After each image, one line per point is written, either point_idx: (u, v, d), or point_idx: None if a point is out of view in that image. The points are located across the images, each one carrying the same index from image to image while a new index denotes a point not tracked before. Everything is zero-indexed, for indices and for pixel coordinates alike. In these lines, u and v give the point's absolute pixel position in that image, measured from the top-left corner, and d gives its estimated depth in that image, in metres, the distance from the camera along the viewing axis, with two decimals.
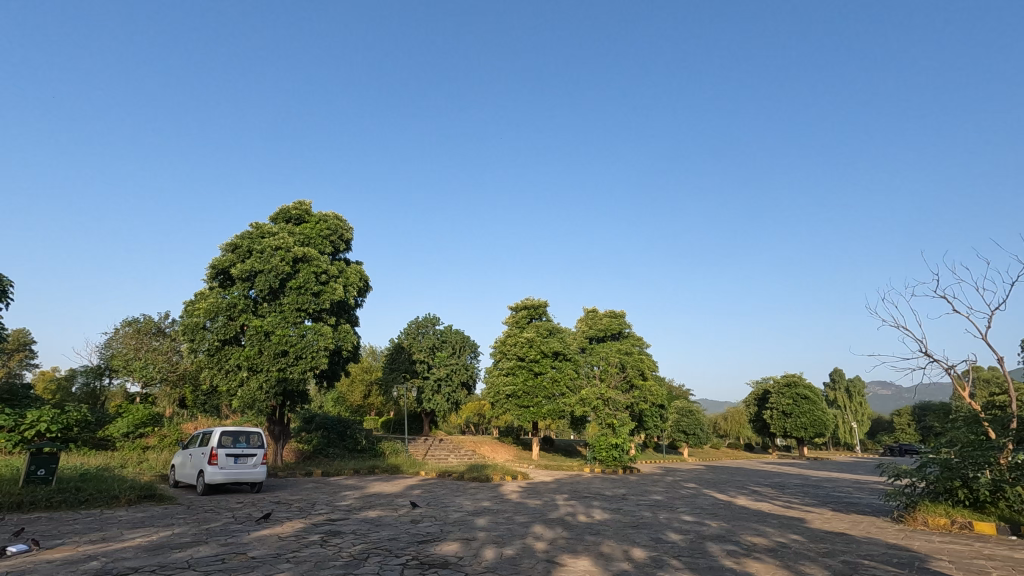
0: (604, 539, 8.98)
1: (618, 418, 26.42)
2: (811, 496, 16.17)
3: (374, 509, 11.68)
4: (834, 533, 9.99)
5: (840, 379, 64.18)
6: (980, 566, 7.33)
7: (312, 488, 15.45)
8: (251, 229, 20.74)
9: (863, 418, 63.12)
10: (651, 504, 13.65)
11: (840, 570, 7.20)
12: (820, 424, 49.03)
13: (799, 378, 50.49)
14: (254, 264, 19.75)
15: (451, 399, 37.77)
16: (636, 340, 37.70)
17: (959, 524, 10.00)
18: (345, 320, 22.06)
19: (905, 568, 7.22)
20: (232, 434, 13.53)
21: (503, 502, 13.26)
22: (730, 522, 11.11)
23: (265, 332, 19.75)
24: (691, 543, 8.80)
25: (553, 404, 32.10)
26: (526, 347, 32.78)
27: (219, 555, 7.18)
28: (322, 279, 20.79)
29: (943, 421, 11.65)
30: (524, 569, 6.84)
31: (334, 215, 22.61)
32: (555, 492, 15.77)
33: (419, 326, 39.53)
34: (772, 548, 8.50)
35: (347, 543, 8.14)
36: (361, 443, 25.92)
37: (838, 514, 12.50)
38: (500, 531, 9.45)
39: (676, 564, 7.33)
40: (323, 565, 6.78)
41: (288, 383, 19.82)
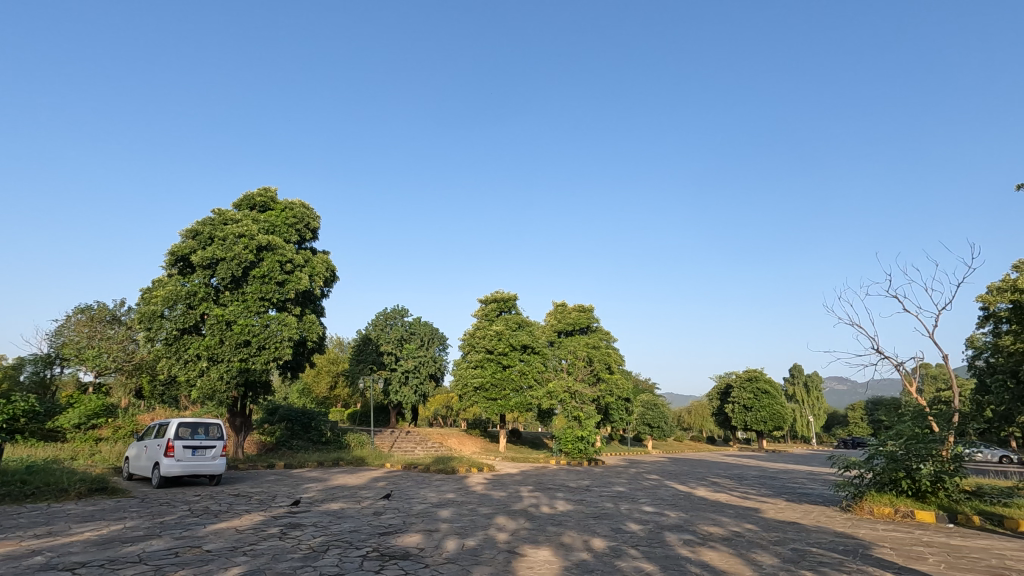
0: (565, 529, 9.11)
1: (585, 411, 26.85)
2: (767, 487, 16.76)
3: (336, 501, 11.59)
4: (786, 522, 10.39)
5: (799, 375, 66.31)
6: (920, 552, 7.73)
7: (274, 481, 15.25)
8: (213, 216, 20.15)
9: (820, 411, 65.59)
10: (613, 495, 13.91)
11: (790, 557, 7.50)
12: (778, 417, 50.68)
13: (760, 373, 51.95)
14: (215, 252, 19.14)
15: (418, 391, 37.39)
16: (604, 333, 38.13)
17: (902, 513, 10.50)
18: (311, 311, 21.76)
19: (849, 555, 7.57)
20: (190, 425, 13.20)
21: (467, 494, 13.32)
22: (689, 512, 11.41)
23: (227, 321, 19.20)
24: (650, 533, 9.02)
25: (520, 397, 32.32)
26: (495, 340, 32.81)
27: (172, 548, 7.01)
28: (288, 269, 20.42)
29: (891, 416, 11.91)
30: (486, 560, 6.88)
31: (300, 202, 22.17)
32: (520, 484, 15.93)
33: (388, 317, 39.29)
34: (727, 538, 8.76)
35: (307, 535, 8.06)
36: (326, 435, 25.63)
37: (791, 504, 12.97)
38: (463, 522, 9.50)
39: (634, 553, 7.52)
40: (280, 557, 6.69)
41: (251, 374, 19.45)
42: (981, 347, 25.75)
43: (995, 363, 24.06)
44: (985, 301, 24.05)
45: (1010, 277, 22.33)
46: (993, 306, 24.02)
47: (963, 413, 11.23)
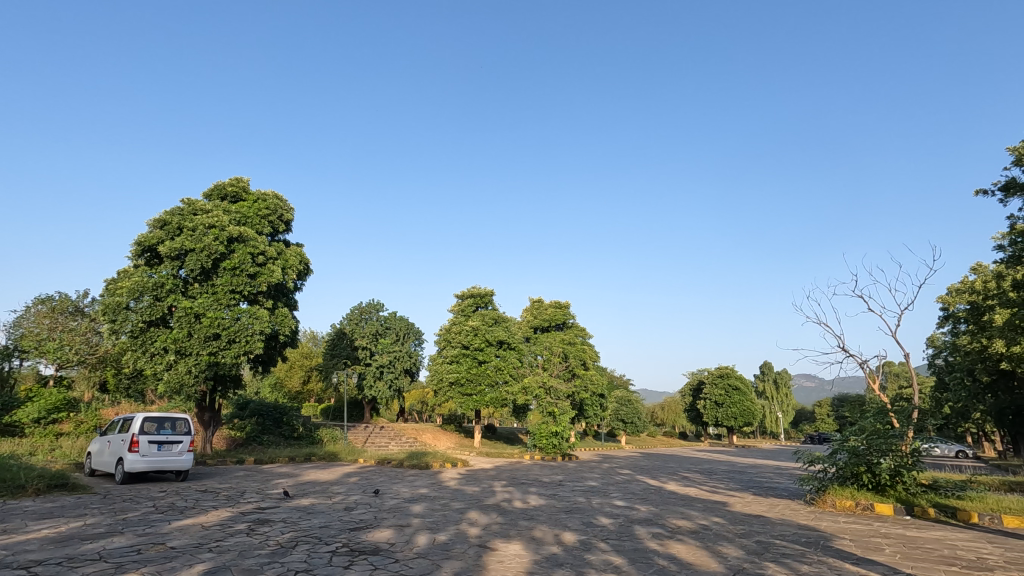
0: (537, 524, 9.19)
1: (559, 406, 27.05)
2: (735, 481, 17.18)
3: (306, 497, 11.45)
4: (752, 515, 10.64)
5: (769, 372, 67.85)
6: (877, 544, 8.02)
7: (243, 476, 15.01)
8: (182, 206, 19.64)
9: (788, 408, 67.22)
10: (585, 490, 14.07)
11: (754, 549, 7.70)
12: (748, 413, 51.80)
13: (732, 369, 53.03)
14: (184, 243, 18.64)
15: (393, 386, 37.11)
16: (579, 330, 38.38)
17: (863, 505, 10.86)
18: (283, 304, 21.44)
19: (811, 547, 7.80)
20: (155, 420, 12.86)
21: (440, 489, 13.33)
22: (659, 506, 11.60)
23: (195, 314, 18.76)
24: (620, 527, 9.16)
25: (496, 392, 32.38)
26: (471, 335, 32.73)
27: (135, 546, 6.85)
28: (259, 261, 20.06)
29: (855, 412, 12.23)
30: (456, 554, 6.90)
31: (273, 193, 21.77)
32: (493, 479, 15.98)
33: (363, 312, 38.85)
34: (694, 531, 8.94)
35: (276, 531, 7.96)
36: (298, 430, 25.30)
37: (757, 498, 13.30)
38: (435, 517, 9.50)
39: (604, 547, 7.63)
40: (247, 554, 6.61)
41: (220, 368, 19.08)
42: (940, 346, 26.77)
43: (953, 362, 25.01)
44: (945, 302, 25.00)
45: (968, 279, 23.28)
46: (952, 307, 25.01)
47: (922, 410, 11.70)
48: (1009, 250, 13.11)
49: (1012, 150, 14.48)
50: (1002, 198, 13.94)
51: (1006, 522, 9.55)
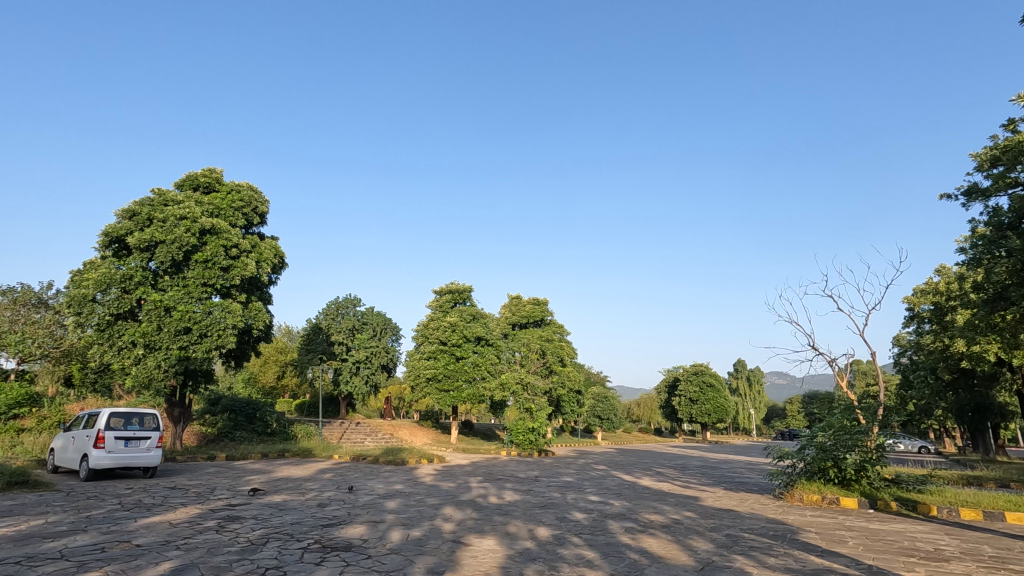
0: (511, 519, 9.22)
1: (536, 403, 27.17)
2: (707, 477, 17.51)
3: (279, 493, 11.31)
4: (723, 510, 10.85)
5: (743, 369, 69.11)
6: (842, 536, 8.26)
7: (213, 473, 14.76)
8: (152, 195, 19.14)
9: (760, 405, 68.56)
10: (560, 485, 14.19)
11: (724, 542, 7.86)
12: (722, 410, 52.71)
13: (706, 367, 53.90)
14: (154, 234, 18.16)
15: (370, 381, 36.80)
16: (557, 327, 38.54)
17: (829, 499, 11.17)
18: (257, 298, 21.12)
19: (778, 540, 7.98)
20: (123, 416, 12.55)
21: (415, 485, 13.29)
22: (632, 501, 11.73)
23: (165, 307, 18.31)
24: (593, 521, 9.25)
25: (473, 388, 32.32)
26: (449, 331, 32.62)
27: (99, 543, 6.69)
28: (232, 254, 19.69)
29: (823, 408, 12.50)
30: (430, 550, 6.89)
31: (248, 185, 21.38)
32: (469, 475, 15.99)
33: (339, 307, 38.37)
34: (666, 525, 9.08)
35: (246, 528, 7.84)
36: (271, 426, 24.87)
37: (728, 492, 13.55)
38: (409, 513, 9.48)
39: (577, 541, 7.71)
40: (216, 551, 6.51)
41: (191, 363, 18.68)
42: (905, 345, 27.61)
43: (917, 360, 25.83)
44: (910, 302, 25.80)
45: (933, 280, 24.03)
46: (917, 307, 25.82)
47: (886, 406, 12.05)
48: (970, 252, 13.60)
49: (975, 156, 15.03)
50: (964, 201, 14.46)
51: (962, 514, 9.93)
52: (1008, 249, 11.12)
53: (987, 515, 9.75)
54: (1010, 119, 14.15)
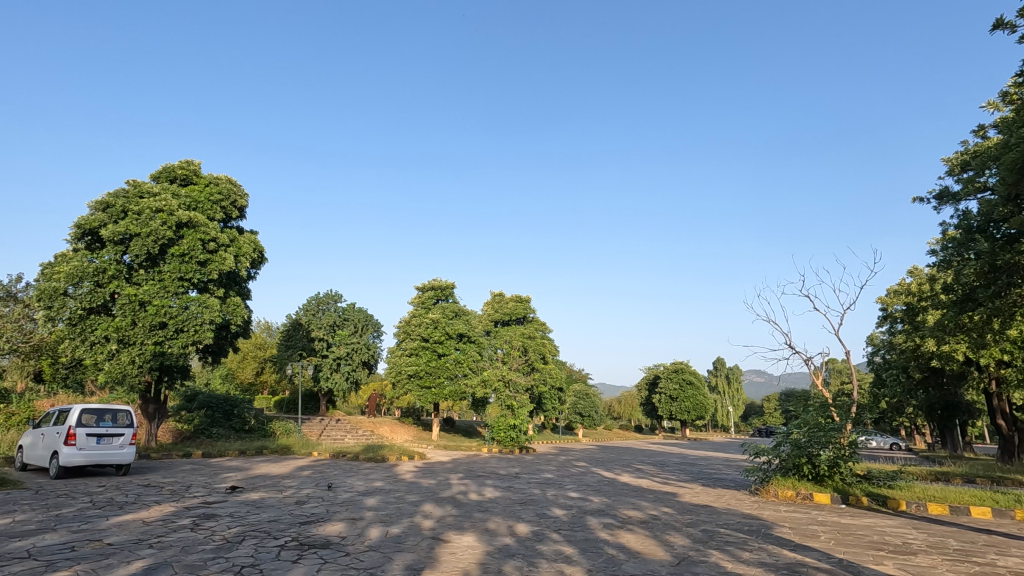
0: (491, 515, 9.25)
1: (518, 400, 27.24)
2: (685, 473, 17.75)
3: (256, 491, 11.18)
4: (700, 505, 11.02)
5: (722, 367, 70.01)
6: (814, 531, 8.44)
7: (189, 470, 14.54)
8: (127, 187, 18.70)
9: (738, 403, 69.52)
10: (540, 482, 14.28)
11: (700, 537, 7.98)
12: (701, 408, 53.34)
13: (686, 364, 54.51)
14: (129, 227, 17.74)
15: (350, 378, 36.51)
16: (539, 324, 38.61)
17: (803, 495, 11.41)
18: (235, 293, 20.84)
19: (753, 535, 8.13)
20: (95, 412, 12.29)
21: (396, 481, 13.26)
22: (611, 497, 11.85)
23: (140, 301, 17.93)
24: (573, 517, 9.32)
25: (454, 385, 32.24)
26: (431, 328, 32.47)
27: (69, 542, 6.56)
28: (210, 248, 19.38)
29: (799, 406, 12.74)
30: (409, 547, 6.87)
31: (226, 178, 21.05)
32: (450, 472, 16.00)
33: (320, 302, 37.95)
34: (644, 521, 9.18)
35: (222, 526, 7.73)
36: (249, 423, 24.57)
37: (705, 488, 13.76)
38: (389, 510, 9.45)
39: (556, 537, 7.76)
40: (190, 549, 6.41)
41: (166, 358, 18.35)
42: (878, 344, 28.22)
43: (890, 359, 26.47)
44: (884, 302, 26.39)
45: (905, 281, 24.61)
46: (890, 307, 26.43)
47: (859, 404, 12.35)
48: (940, 254, 13.99)
49: (945, 160, 15.41)
50: (935, 205, 14.84)
51: (930, 509, 10.22)
52: (977, 252, 11.50)
53: (953, 509, 10.06)
54: (979, 124, 14.54)
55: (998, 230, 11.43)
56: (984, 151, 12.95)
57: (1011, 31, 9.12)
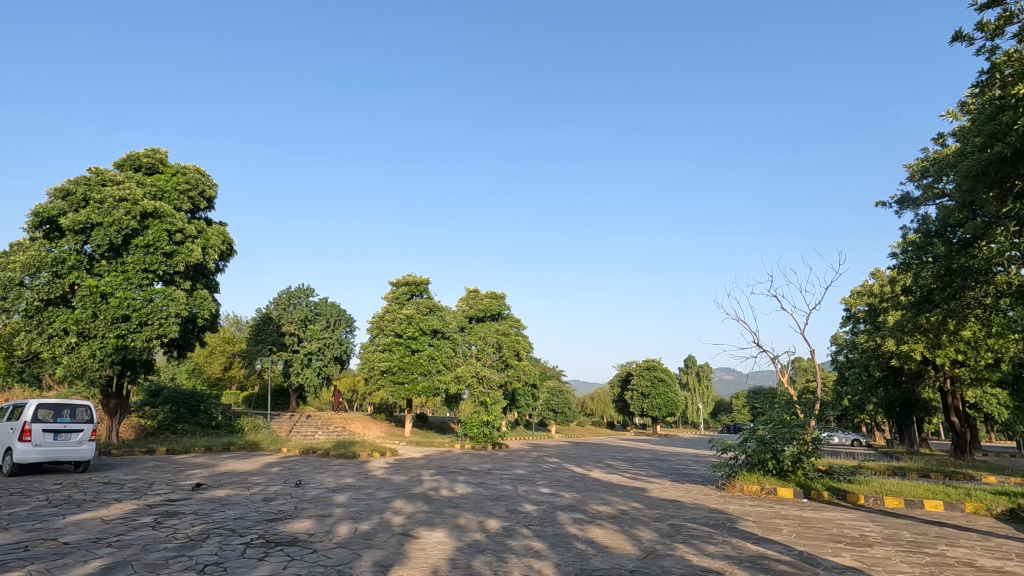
0: (462, 511, 9.25)
1: (491, 396, 27.24)
2: (654, 468, 18.05)
3: (222, 488, 10.96)
4: (668, 500, 11.21)
5: (693, 365, 71.30)
6: (777, 524, 8.69)
7: (152, 467, 14.16)
8: (89, 174, 18.05)
9: (708, 400, 70.95)
10: (512, 478, 14.33)
11: (667, 531, 8.14)
12: (672, 404, 54.23)
13: (658, 362, 55.38)
14: (90, 215, 17.12)
15: (322, 373, 36.02)
16: (514, 321, 38.67)
17: (767, 489, 11.71)
18: (202, 285, 20.35)
19: (718, 529, 8.32)
20: (52, 408, 11.85)
21: (366, 478, 13.15)
22: (582, 493, 11.98)
23: (102, 293, 17.33)
24: (543, 513, 9.40)
25: (428, 381, 32.10)
26: (405, 323, 32.22)
27: (21, 542, 6.32)
28: (176, 239, 18.84)
29: (765, 403, 13.04)
30: (378, 543, 6.82)
31: (194, 167, 20.51)
32: (422, 468, 15.93)
33: (291, 296, 37.27)
34: (614, 516, 9.31)
35: (185, 524, 7.56)
36: (216, 419, 24.07)
37: (674, 483, 14.01)
38: (358, 506, 9.36)
39: (525, 532, 7.81)
40: (150, 548, 6.24)
41: (129, 352, 17.81)
42: (841, 344, 29.11)
43: (852, 358, 27.36)
44: (847, 303, 27.21)
45: (868, 282, 25.44)
46: (853, 308, 27.26)
47: (823, 402, 12.75)
48: (901, 257, 14.48)
49: (907, 166, 15.98)
50: (896, 209, 15.39)
51: (887, 502, 10.60)
52: (935, 255, 12.06)
53: (908, 503, 10.45)
54: (939, 133, 15.10)
55: (955, 234, 11.97)
56: (944, 158, 13.50)
57: (969, 42, 9.45)
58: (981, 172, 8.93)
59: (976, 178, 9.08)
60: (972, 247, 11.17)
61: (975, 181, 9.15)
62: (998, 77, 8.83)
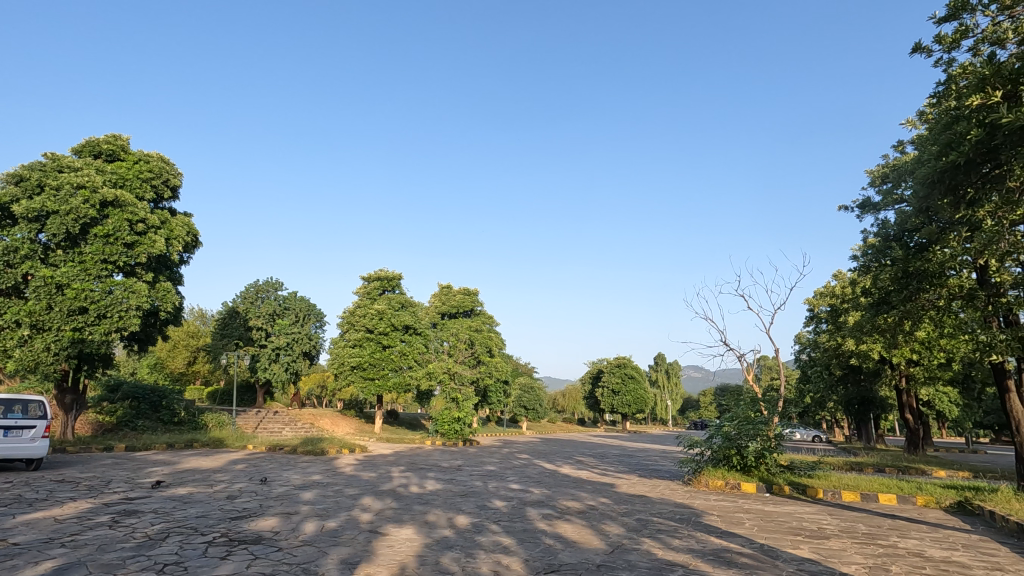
0: (431, 508, 9.22)
1: (463, 393, 27.20)
2: (623, 464, 18.33)
3: (184, 486, 10.68)
4: (636, 495, 11.39)
5: (662, 362, 72.50)
6: (740, 518, 8.92)
7: (110, 465, 13.70)
8: (44, 160, 17.29)
9: (676, 396, 72.30)
10: (482, 474, 14.35)
11: (634, 526, 8.27)
12: (642, 401, 55.02)
13: (628, 359, 56.11)
14: (46, 203, 16.41)
15: (290, 369, 35.28)
16: (486, 317, 38.66)
17: (731, 484, 12.00)
18: (165, 277, 19.75)
19: (683, 524, 8.48)
20: (3, 403, 11.46)
21: (334, 475, 12.99)
22: (551, 488, 12.07)
23: (57, 285, 16.64)
24: (512, 509, 9.44)
25: (399, 377, 31.85)
26: (376, 319, 31.88)
27: None
28: (139, 229, 18.20)
29: (731, 400, 13.35)
30: (345, 540, 6.76)
31: (158, 155, 19.87)
32: (391, 464, 15.81)
33: (259, 290, 36.48)
34: (582, 511, 9.41)
35: (144, 523, 7.35)
36: (179, 415, 23.32)
37: (642, 479, 14.23)
38: (326, 504, 9.24)
39: (494, 528, 7.83)
40: (107, 548, 6.04)
41: (87, 346, 17.16)
42: (804, 343, 29.98)
43: (814, 357, 28.25)
44: (811, 303, 28.02)
45: (831, 284, 26.23)
46: (816, 308, 28.10)
47: (785, 399, 13.13)
48: (861, 259, 14.97)
49: (869, 172, 16.48)
50: (858, 213, 15.88)
51: (844, 496, 10.99)
52: (892, 258, 12.51)
53: (864, 496, 10.85)
54: (899, 141, 15.63)
55: (911, 238, 12.37)
56: (903, 165, 13.99)
57: (928, 54, 9.79)
58: (937, 180, 9.67)
59: (933, 185, 9.82)
60: (928, 251, 11.65)
61: (932, 188, 9.78)
62: (954, 89, 9.18)
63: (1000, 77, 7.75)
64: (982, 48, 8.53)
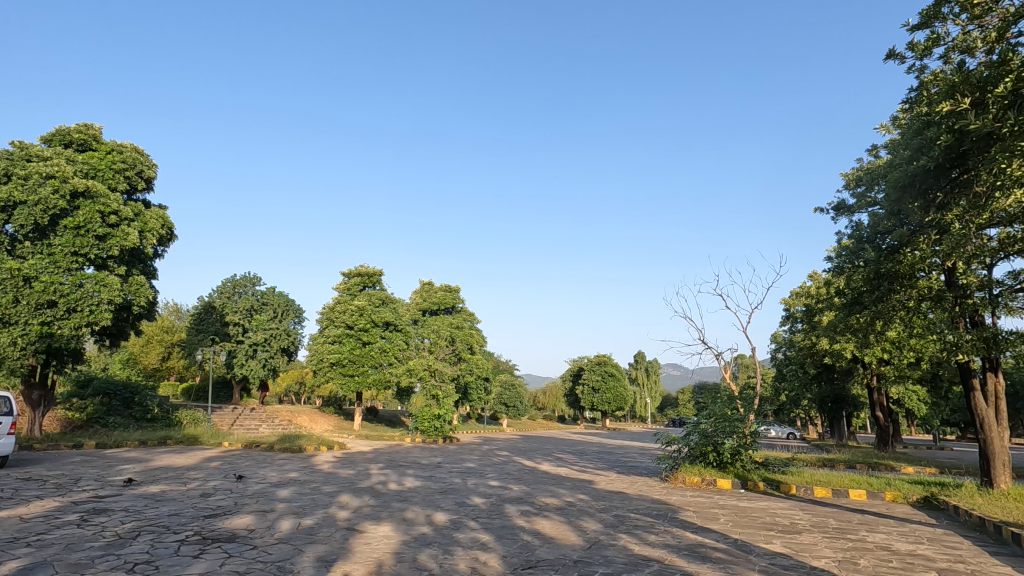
0: (409, 505, 9.19)
1: (443, 390, 27.13)
2: (602, 461, 18.48)
3: (156, 484, 10.46)
4: (614, 492, 11.49)
5: (642, 360, 73.20)
6: (715, 514, 9.07)
7: (79, 462, 13.37)
8: (12, 148, 16.76)
9: (656, 394, 73.03)
10: (462, 471, 14.35)
11: (611, 522, 8.35)
12: (621, 399, 55.46)
13: (609, 357, 56.48)
14: (13, 193, 15.92)
15: (268, 365, 34.74)
16: (467, 314, 38.60)
17: (708, 481, 12.18)
18: (138, 271, 19.29)
19: (660, 519, 8.58)
20: None
21: (312, 472, 12.88)
22: (530, 485, 12.12)
23: (25, 277, 16.15)
24: (491, 505, 9.46)
25: (379, 373, 31.62)
26: (356, 315, 31.59)
27: None
28: (111, 222, 17.73)
29: (708, 397, 13.55)
30: (321, 538, 6.69)
31: (132, 146, 19.39)
32: (370, 462, 15.72)
33: (236, 285, 35.88)
34: (560, 507, 9.47)
35: (114, 521, 7.18)
36: (152, 412, 22.85)
37: (620, 476, 14.36)
38: (303, 501, 9.15)
39: (473, 525, 7.84)
40: (74, 548, 5.90)
41: (55, 341, 16.68)
42: (780, 342, 30.52)
43: (790, 356, 28.77)
44: (787, 303, 28.54)
45: (806, 284, 26.77)
46: (792, 308, 28.65)
47: (761, 398, 13.37)
48: (836, 261, 15.28)
49: (844, 175, 16.80)
50: (833, 215, 16.20)
51: (816, 492, 11.23)
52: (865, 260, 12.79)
53: (835, 492, 11.11)
54: (873, 145, 15.99)
55: (883, 240, 12.67)
56: (876, 169, 14.32)
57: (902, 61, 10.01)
58: (908, 183, 9.92)
59: (904, 188, 10.05)
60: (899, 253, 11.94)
61: (903, 192, 10.06)
62: (925, 94, 9.42)
63: (968, 84, 7.98)
64: (952, 55, 8.77)
